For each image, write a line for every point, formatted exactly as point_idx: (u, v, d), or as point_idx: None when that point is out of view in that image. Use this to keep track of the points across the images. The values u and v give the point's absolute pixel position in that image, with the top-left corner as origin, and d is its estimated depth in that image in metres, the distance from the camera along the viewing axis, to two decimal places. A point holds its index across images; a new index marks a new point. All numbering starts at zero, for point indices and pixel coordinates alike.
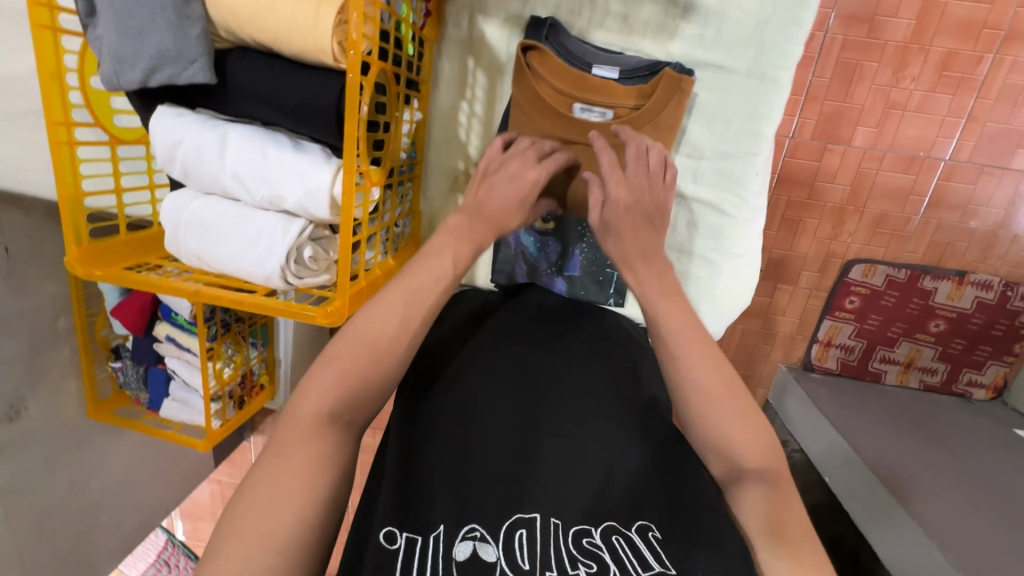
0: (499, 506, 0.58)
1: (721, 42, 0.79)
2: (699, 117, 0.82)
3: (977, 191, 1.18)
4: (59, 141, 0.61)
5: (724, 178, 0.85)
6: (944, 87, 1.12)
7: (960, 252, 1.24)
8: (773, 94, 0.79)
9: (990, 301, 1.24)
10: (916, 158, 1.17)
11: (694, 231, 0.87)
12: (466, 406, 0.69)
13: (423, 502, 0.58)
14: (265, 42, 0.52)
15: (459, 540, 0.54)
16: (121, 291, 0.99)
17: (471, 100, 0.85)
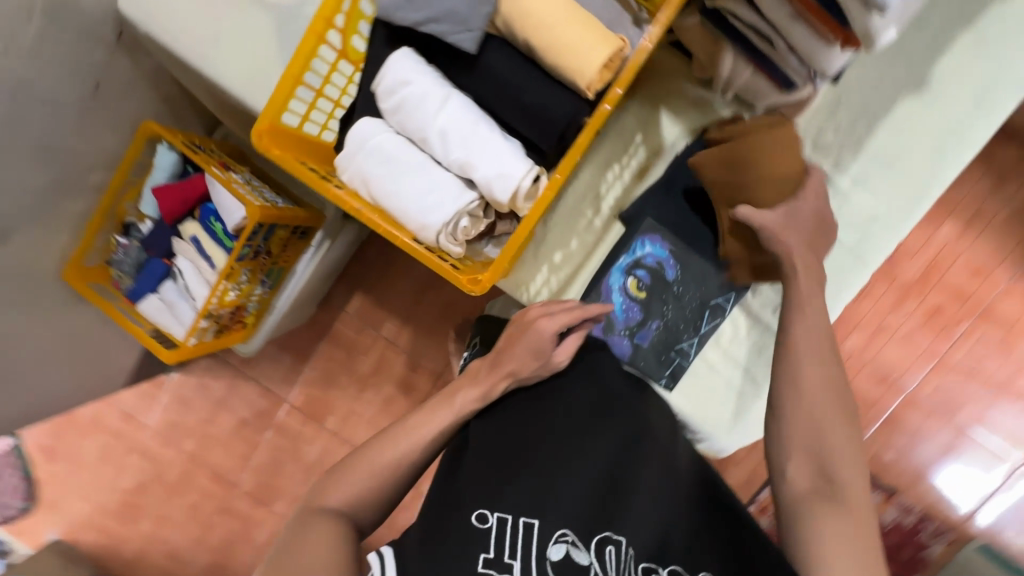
0: (592, 518, 0.62)
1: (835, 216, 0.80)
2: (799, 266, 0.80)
3: (924, 425, 1.35)
4: (316, 29, 0.57)
5: None
6: (927, 330, 1.31)
7: (896, 473, 1.38)
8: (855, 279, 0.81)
9: (905, 525, 1.37)
10: (888, 377, 1.34)
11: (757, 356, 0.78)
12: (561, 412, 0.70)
13: (518, 492, 0.63)
14: (532, 47, 0.58)
15: (553, 540, 0.59)
16: (173, 174, 0.96)
17: (625, 164, 0.81)
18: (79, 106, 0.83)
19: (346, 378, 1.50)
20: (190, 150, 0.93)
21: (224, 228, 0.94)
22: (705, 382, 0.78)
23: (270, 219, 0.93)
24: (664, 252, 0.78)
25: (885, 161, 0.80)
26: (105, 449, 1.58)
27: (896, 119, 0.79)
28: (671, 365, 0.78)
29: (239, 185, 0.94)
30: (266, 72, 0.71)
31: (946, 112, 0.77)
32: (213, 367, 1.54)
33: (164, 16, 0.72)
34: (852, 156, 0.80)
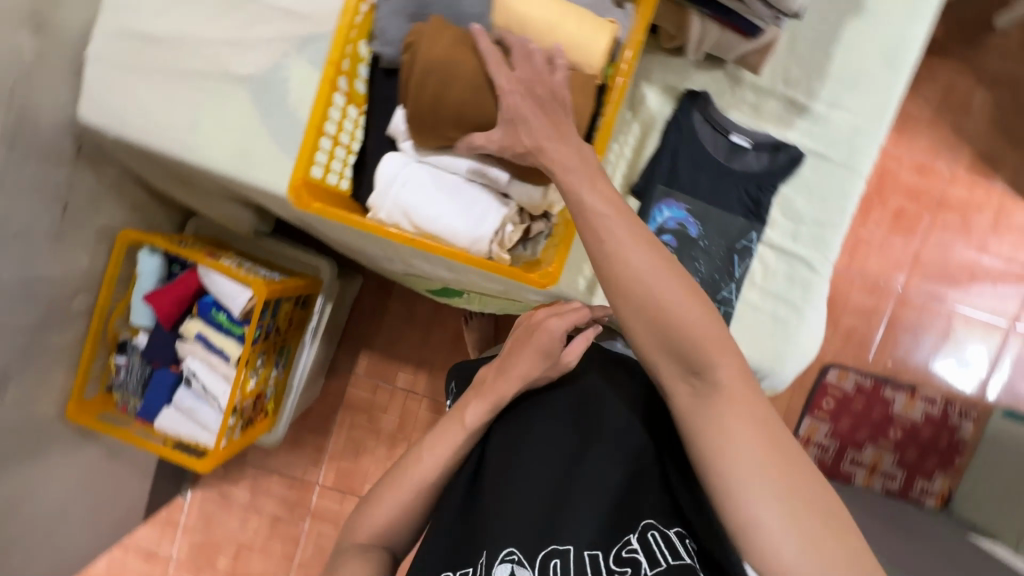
0: (535, 532, 0.59)
1: (820, 136, 0.83)
2: (805, 193, 0.82)
3: (921, 319, 1.45)
4: (327, 77, 0.57)
5: (819, 242, 0.82)
6: (896, 233, 1.42)
7: (909, 370, 1.46)
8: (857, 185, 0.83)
9: (935, 415, 1.45)
10: (877, 285, 1.43)
11: (790, 285, 0.81)
12: (514, 431, 0.69)
13: (477, 534, 0.63)
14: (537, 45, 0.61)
15: (499, 563, 0.59)
16: (161, 277, 0.92)
17: (624, 141, 0.83)
18: (51, 230, 0.79)
19: (373, 441, 1.44)
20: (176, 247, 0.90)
21: (230, 316, 0.90)
22: (750, 320, 0.80)
23: (277, 293, 0.90)
24: (683, 212, 0.80)
25: (849, 80, 0.83)
26: None
27: (848, 42, 0.83)
28: (720, 315, 0.79)
29: (236, 268, 0.92)
30: (256, 142, 0.70)
31: (882, 27, 0.83)
32: (232, 470, 1.45)
33: (136, 117, 0.70)
34: (820, 82, 0.83)
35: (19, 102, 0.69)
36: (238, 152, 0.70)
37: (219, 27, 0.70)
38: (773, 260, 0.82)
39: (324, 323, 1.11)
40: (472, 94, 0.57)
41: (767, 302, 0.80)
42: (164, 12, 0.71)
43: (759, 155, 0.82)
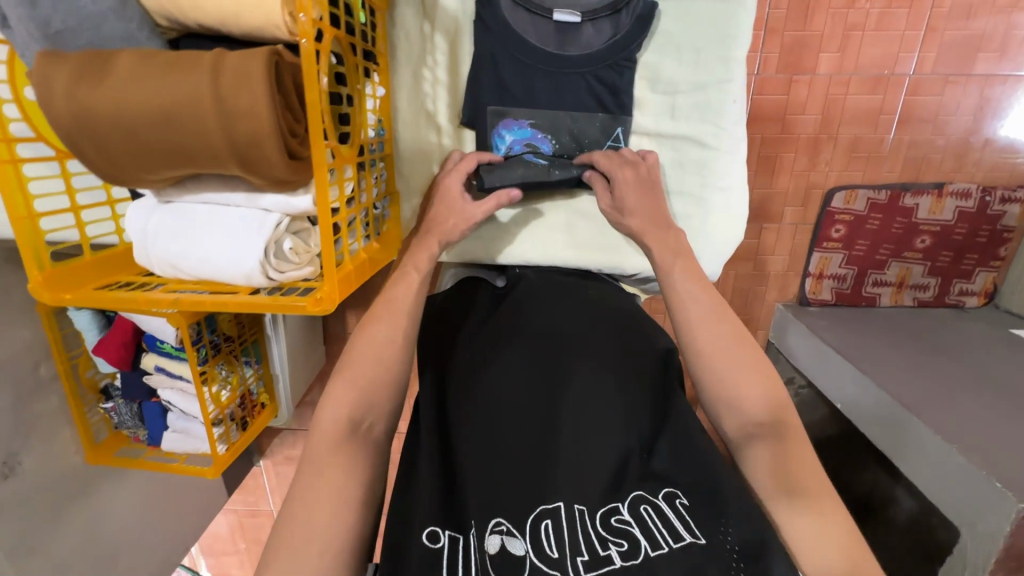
0: (525, 502, 0.69)
1: None
2: (675, 53, 0.82)
3: (945, 100, 1.19)
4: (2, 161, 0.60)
5: (703, 112, 0.84)
6: (898, 2, 1.12)
7: (934, 166, 1.25)
8: (739, 33, 0.80)
9: (970, 209, 1.26)
10: (881, 77, 1.17)
11: (679, 169, 0.87)
12: (496, 413, 0.75)
13: (465, 505, 0.70)
14: (211, 26, 0.56)
15: (489, 534, 0.66)
16: (100, 327, 0.95)
17: (433, 65, 0.83)
18: None
19: None
20: None
21: (171, 345, 0.93)
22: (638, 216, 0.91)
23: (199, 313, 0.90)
24: (526, 130, 0.82)
25: None
26: (257, 543, 1.69)
27: None
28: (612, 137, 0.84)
29: None
30: None
31: None
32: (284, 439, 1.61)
33: None
34: None
35: None
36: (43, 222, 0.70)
37: None
38: (654, 151, 0.87)
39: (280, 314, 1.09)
40: (123, 131, 0.53)
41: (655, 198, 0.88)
42: None
43: (597, 27, 0.80)
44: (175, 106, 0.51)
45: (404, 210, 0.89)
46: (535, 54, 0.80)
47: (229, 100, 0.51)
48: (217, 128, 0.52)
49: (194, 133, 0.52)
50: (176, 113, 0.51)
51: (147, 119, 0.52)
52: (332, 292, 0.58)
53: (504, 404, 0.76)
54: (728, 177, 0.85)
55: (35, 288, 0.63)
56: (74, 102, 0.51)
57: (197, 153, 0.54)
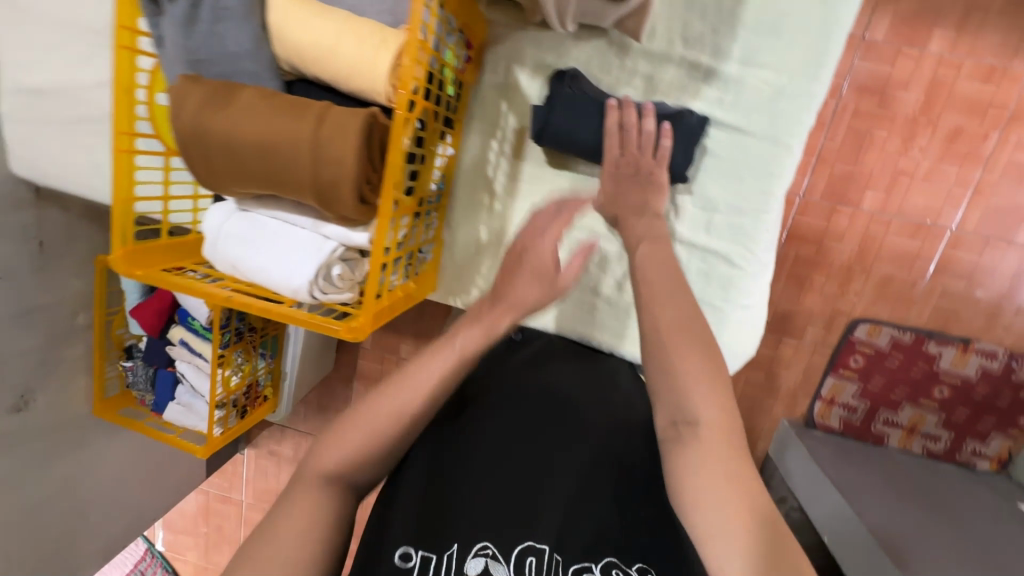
0: (512, 530, 0.66)
1: (741, 101, 0.76)
2: (724, 173, 0.79)
3: (983, 260, 1.21)
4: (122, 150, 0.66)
5: (737, 233, 0.81)
6: (950, 160, 1.16)
7: (962, 320, 1.25)
8: (788, 162, 0.77)
9: (995, 371, 1.24)
10: (923, 225, 1.20)
11: (704, 281, 0.84)
12: (489, 440, 0.74)
13: (446, 525, 0.67)
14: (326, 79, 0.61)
15: (473, 556, 0.64)
16: (142, 292, 1.02)
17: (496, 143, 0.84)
18: (34, 265, 0.90)
19: None
20: None
21: (201, 324, 0.99)
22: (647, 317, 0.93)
23: None
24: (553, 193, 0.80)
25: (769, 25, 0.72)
26: (218, 529, 1.69)
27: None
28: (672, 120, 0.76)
29: None
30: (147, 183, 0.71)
31: None
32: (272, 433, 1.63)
33: (49, 167, 0.75)
34: (731, 31, 0.74)
35: None
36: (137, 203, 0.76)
37: (86, 69, 0.69)
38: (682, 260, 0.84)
39: None
40: (224, 154, 0.59)
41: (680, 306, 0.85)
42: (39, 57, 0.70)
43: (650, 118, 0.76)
44: (284, 137, 0.57)
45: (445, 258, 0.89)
46: (584, 147, 0.77)
47: (330, 141, 0.57)
48: (316, 161, 0.57)
49: (291, 161, 0.58)
50: (273, 149, 0.58)
51: (255, 141, 0.58)
52: (365, 324, 0.62)
53: (503, 436, 0.75)
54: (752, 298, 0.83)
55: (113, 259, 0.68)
56: (200, 114, 0.58)
57: (285, 182, 0.60)
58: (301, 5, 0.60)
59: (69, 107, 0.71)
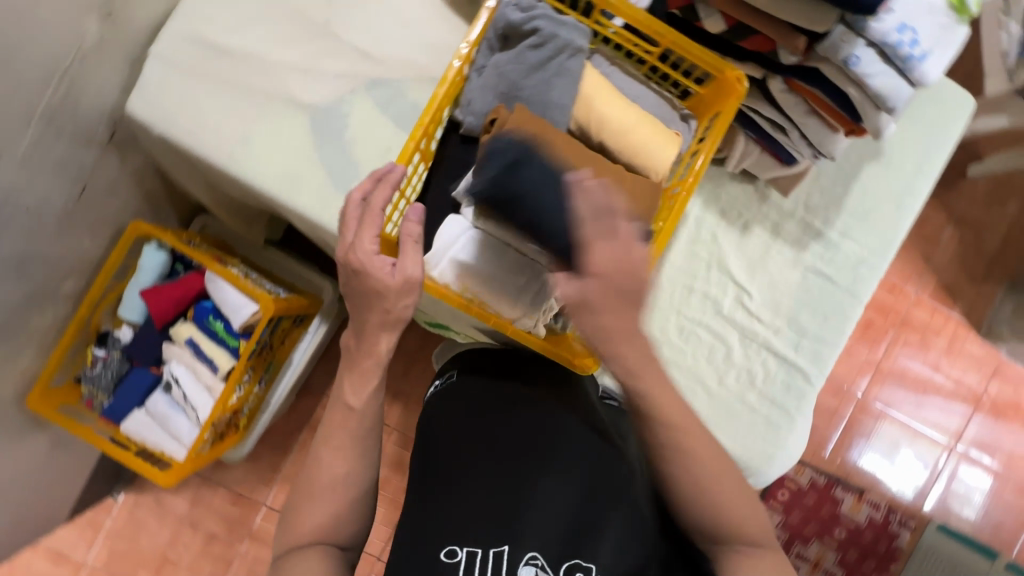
0: (563, 540, 0.54)
1: (849, 224, 0.77)
2: (811, 310, 0.77)
3: (876, 426, 1.54)
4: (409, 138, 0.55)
5: (817, 352, 0.77)
6: (861, 344, 1.53)
7: (859, 473, 1.54)
8: (871, 283, 0.78)
9: (877, 520, 1.52)
10: (841, 388, 1.53)
11: (783, 392, 0.77)
12: (508, 418, 0.64)
13: (486, 519, 0.56)
14: (603, 144, 0.56)
15: (522, 565, 0.52)
16: (161, 275, 0.88)
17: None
18: (63, 209, 0.76)
19: None
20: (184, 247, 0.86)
21: (227, 327, 0.88)
22: (746, 422, 0.77)
23: (282, 311, 0.88)
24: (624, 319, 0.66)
25: (885, 163, 0.77)
26: None
27: (864, 181, 0.77)
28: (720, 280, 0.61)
29: (243, 279, 0.89)
30: (304, 170, 0.70)
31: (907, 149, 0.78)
32: None
33: (187, 121, 0.69)
34: (863, 163, 0.77)
35: (72, 85, 0.67)
36: (292, 201, 0.70)
37: (287, 51, 0.70)
38: (770, 369, 0.77)
39: (315, 345, 1.06)
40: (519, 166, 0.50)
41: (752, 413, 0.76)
42: (240, 25, 0.69)
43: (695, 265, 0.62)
44: None
45: None
46: None
47: (632, 206, 0.52)
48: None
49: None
50: (579, 188, 0.51)
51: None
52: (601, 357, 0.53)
53: (542, 419, 0.63)
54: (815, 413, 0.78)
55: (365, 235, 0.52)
56: (502, 161, 0.50)
57: None
58: (611, 85, 0.57)
59: (255, 82, 0.70)
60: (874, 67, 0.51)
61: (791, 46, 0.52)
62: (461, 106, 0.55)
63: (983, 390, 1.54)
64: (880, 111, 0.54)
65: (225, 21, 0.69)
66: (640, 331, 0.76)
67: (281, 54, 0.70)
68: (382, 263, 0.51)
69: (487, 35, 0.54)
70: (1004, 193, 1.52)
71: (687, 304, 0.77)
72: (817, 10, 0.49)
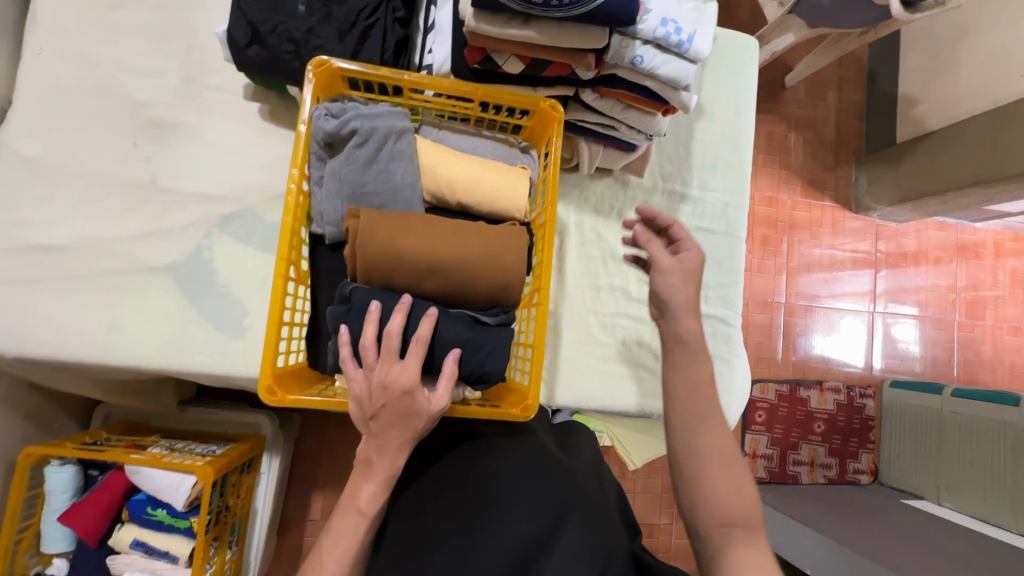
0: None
1: (704, 177, 0.85)
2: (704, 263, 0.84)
3: (808, 321, 1.67)
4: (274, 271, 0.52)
5: (723, 296, 0.84)
6: (768, 257, 1.65)
7: (812, 367, 1.67)
8: (742, 219, 0.86)
9: (844, 401, 1.66)
10: (767, 302, 1.65)
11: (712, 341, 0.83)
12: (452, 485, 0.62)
13: None
14: (462, 202, 0.59)
15: None
16: (76, 489, 0.80)
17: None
18: None
19: None
20: (89, 451, 0.79)
21: (171, 511, 0.81)
22: None
23: (224, 469, 0.82)
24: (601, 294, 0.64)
25: (709, 115, 0.86)
26: None
27: (700, 137, 0.85)
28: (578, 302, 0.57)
29: (168, 456, 0.83)
30: (188, 330, 0.67)
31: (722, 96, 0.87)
32: None
33: (39, 332, 0.63)
34: (693, 122, 0.85)
35: None
36: (186, 364, 0.66)
37: (121, 222, 0.67)
38: None
39: (273, 483, 1.01)
40: (383, 262, 0.51)
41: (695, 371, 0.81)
42: (58, 214, 0.65)
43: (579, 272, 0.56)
44: (461, 259, 0.52)
45: None
46: None
47: (503, 250, 0.53)
48: (497, 280, 0.53)
49: (476, 289, 0.53)
50: (445, 256, 0.52)
51: (435, 276, 0.52)
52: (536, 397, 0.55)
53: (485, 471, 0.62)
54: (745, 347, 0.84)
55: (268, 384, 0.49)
56: (370, 267, 0.51)
57: (458, 285, 0.53)
58: (447, 148, 0.59)
59: (97, 264, 0.66)
60: (657, 60, 0.57)
61: (585, 65, 0.57)
62: (316, 220, 0.56)
63: (875, 251, 1.73)
64: (679, 90, 0.60)
65: (42, 219, 0.64)
66: (568, 342, 0.79)
67: (115, 226, 0.66)
68: (409, 376, 0.47)
69: (312, 150, 0.54)
70: (821, 87, 1.71)
71: (599, 302, 0.81)
72: (591, 33, 0.53)
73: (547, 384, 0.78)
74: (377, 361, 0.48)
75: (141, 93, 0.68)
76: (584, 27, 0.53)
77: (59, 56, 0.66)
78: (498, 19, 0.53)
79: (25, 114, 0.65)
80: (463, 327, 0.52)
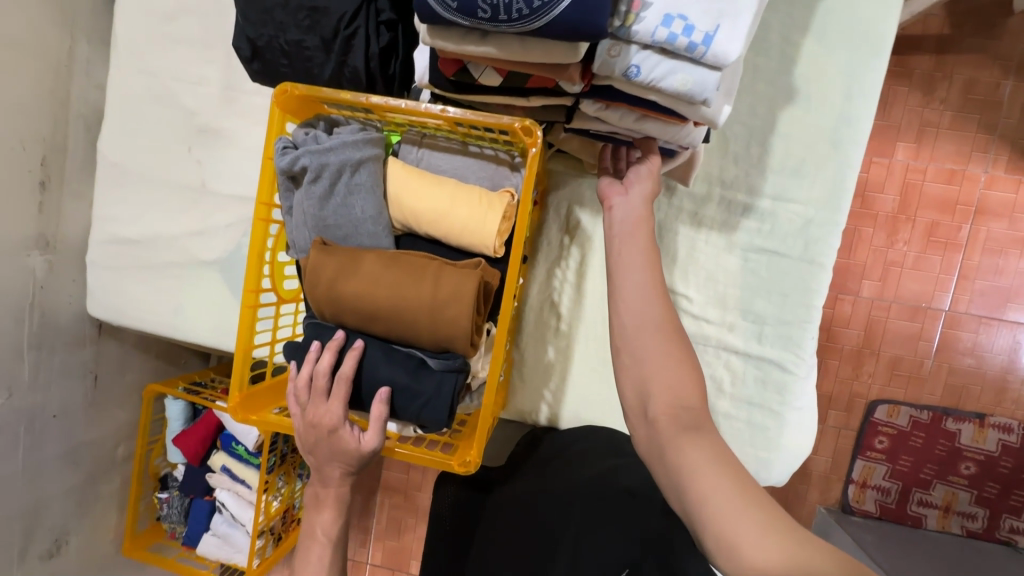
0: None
1: (780, 180, 0.67)
2: (764, 293, 0.68)
3: (981, 338, 1.19)
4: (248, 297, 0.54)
5: (785, 338, 0.68)
6: (933, 250, 1.19)
7: (975, 395, 1.21)
8: (831, 238, 0.66)
9: (1014, 443, 1.18)
10: (919, 308, 1.20)
11: (761, 385, 0.69)
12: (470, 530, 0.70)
13: None
14: (428, 233, 0.55)
15: None
16: (186, 418, 1.02)
17: (566, 267, 0.72)
18: (86, 399, 0.90)
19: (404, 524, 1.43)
20: (189, 392, 0.98)
21: (247, 449, 0.98)
22: (723, 431, 0.70)
23: None
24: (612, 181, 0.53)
25: (801, 99, 0.66)
26: None
27: (785, 130, 0.66)
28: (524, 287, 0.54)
29: None
30: (232, 318, 0.77)
31: (828, 73, 0.65)
32: None
33: (131, 310, 0.79)
34: (775, 112, 0.66)
35: (40, 309, 0.80)
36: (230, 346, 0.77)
37: (182, 220, 0.77)
38: (736, 365, 0.69)
39: None
40: (331, 305, 0.51)
41: (733, 413, 0.69)
42: (138, 211, 0.78)
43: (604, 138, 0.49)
44: (400, 306, 0.49)
45: (514, 382, 0.73)
46: None
47: (445, 301, 0.49)
48: (440, 331, 0.50)
49: (420, 337, 0.51)
50: (388, 305, 0.50)
51: (380, 321, 0.51)
52: (478, 450, 0.52)
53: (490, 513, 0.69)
54: (807, 398, 0.68)
55: (232, 404, 0.54)
56: (319, 305, 0.52)
57: (402, 331, 0.51)
58: (419, 171, 0.55)
59: (167, 255, 0.77)
60: (658, 69, 0.44)
61: (567, 79, 0.46)
62: (291, 247, 0.56)
63: None
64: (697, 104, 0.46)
65: (128, 214, 0.78)
66: (581, 366, 0.72)
67: (177, 223, 0.77)
68: (333, 417, 0.50)
69: (277, 182, 0.53)
70: None
71: None
72: (556, 46, 0.43)
73: (551, 409, 0.73)
74: (308, 400, 0.51)
75: (192, 102, 0.75)
76: (549, 41, 0.43)
77: (132, 69, 0.75)
78: (453, 33, 0.45)
79: (109, 122, 0.77)
80: (400, 373, 0.50)
